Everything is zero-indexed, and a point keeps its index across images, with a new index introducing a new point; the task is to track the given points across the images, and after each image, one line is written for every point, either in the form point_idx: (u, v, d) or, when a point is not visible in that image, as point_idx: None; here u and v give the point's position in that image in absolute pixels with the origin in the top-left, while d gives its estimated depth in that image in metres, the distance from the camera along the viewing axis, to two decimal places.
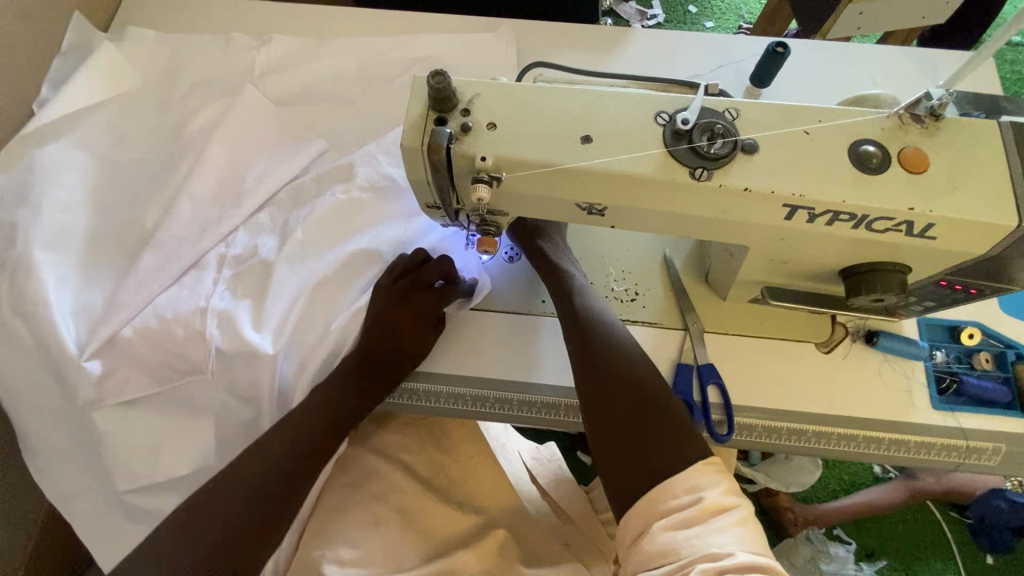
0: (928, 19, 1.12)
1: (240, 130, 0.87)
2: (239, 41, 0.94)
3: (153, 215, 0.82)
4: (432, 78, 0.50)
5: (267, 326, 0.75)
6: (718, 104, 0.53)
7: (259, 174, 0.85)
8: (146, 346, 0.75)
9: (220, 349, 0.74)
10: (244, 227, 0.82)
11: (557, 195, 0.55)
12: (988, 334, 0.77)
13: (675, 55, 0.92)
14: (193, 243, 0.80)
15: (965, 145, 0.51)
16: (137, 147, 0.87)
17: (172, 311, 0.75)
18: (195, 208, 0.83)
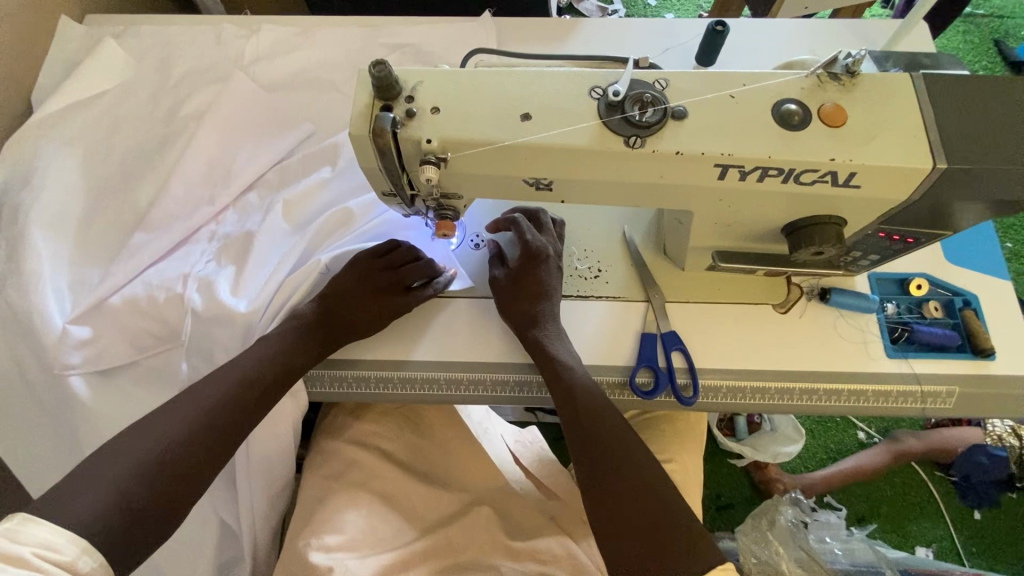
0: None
1: (223, 121, 0.93)
2: (230, 33, 1.02)
3: (145, 196, 0.89)
4: (374, 68, 0.52)
5: (245, 292, 0.81)
6: (647, 75, 0.56)
7: (244, 161, 0.92)
8: (129, 312, 0.80)
9: (197, 310, 0.79)
10: (232, 208, 0.90)
11: (502, 172, 0.57)
12: (936, 284, 0.80)
13: (623, 41, 0.95)
14: (185, 219, 0.88)
15: (880, 98, 0.54)
16: (123, 142, 0.93)
17: (160, 278, 0.82)
18: (186, 187, 0.89)
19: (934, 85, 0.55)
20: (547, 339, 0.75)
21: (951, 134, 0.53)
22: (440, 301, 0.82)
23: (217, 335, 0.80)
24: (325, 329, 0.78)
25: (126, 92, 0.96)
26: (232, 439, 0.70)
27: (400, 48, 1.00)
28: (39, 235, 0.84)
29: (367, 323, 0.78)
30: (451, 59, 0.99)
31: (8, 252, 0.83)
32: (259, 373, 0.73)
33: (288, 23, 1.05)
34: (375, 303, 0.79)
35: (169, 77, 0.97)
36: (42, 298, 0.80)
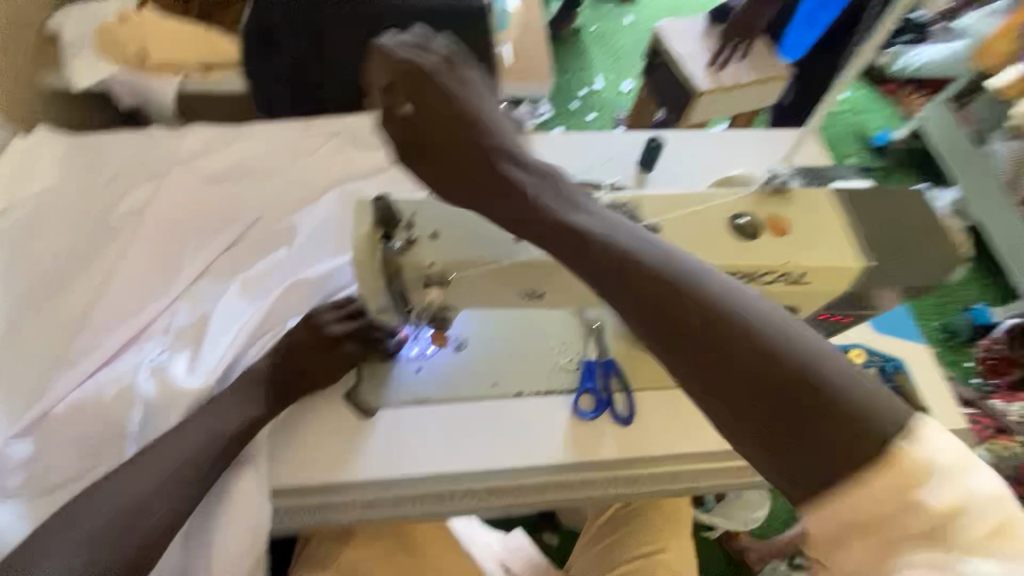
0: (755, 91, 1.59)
1: (164, 221, 0.93)
2: (164, 134, 1.02)
3: (82, 300, 0.86)
4: (376, 204, 0.58)
5: (201, 370, 0.76)
6: (620, 197, 0.63)
7: (190, 254, 0.92)
8: (72, 421, 0.74)
9: (150, 399, 0.73)
10: (183, 297, 0.88)
11: (504, 286, 0.61)
12: (869, 351, 0.91)
13: (573, 151, 1.06)
14: (133, 317, 0.85)
15: (808, 209, 0.65)
16: (56, 250, 0.89)
17: (110, 377, 0.77)
18: (130, 283, 0.88)
19: (849, 197, 0.66)
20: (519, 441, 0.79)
21: (871, 236, 0.64)
22: (427, 408, 0.81)
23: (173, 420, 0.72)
24: (284, 385, 0.75)
25: (69, 204, 0.93)
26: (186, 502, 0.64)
27: (337, 136, 1.06)
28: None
29: (319, 379, 0.77)
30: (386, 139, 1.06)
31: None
32: (223, 426, 0.69)
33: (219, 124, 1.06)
34: (325, 355, 0.77)
35: (105, 182, 0.96)
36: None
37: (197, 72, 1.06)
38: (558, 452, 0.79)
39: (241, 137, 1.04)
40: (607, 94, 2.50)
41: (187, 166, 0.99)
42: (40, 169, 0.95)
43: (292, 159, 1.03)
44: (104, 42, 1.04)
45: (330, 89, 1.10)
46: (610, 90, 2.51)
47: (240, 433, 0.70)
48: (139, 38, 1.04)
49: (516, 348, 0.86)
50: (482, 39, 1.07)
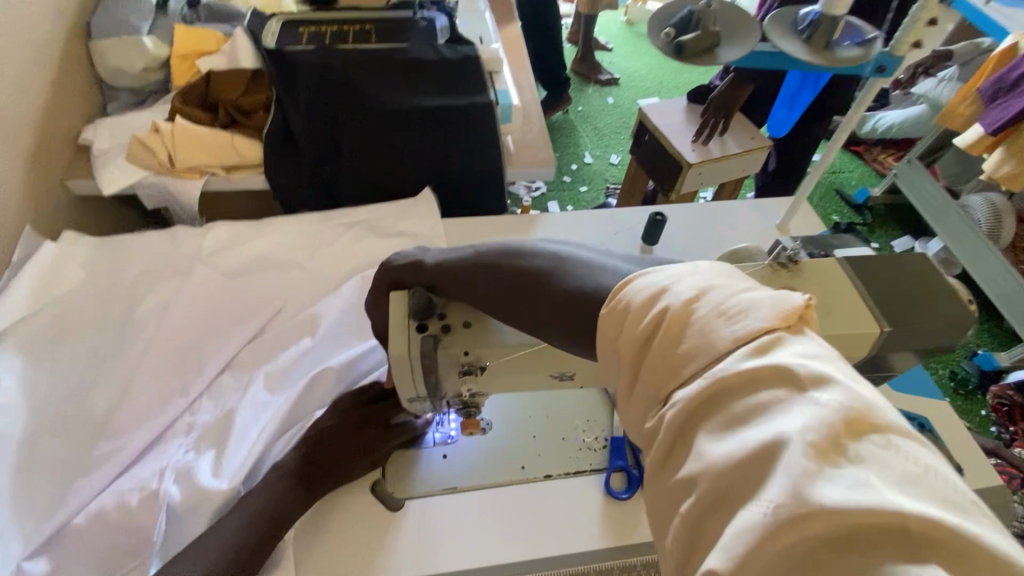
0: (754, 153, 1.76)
1: (190, 317, 0.96)
2: (185, 231, 1.04)
3: (104, 404, 0.86)
4: (413, 295, 0.59)
5: (226, 470, 0.76)
6: None
7: (213, 350, 0.94)
8: (96, 530, 0.74)
9: (174, 504, 0.74)
10: (205, 395, 0.90)
11: (536, 370, 0.62)
12: (892, 410, 0.91)
13: (580, 228, 1.12)
14: (155, 418, 0.86)
15: (820, 278, 0.68)
16: (80, 350, 0.91)
17: (133, 481, 0.78)
18: (154, 382, 0.89)
19: (855, 266, 0.70)
20: (553, 527, 0.76)
21: (882, 301, 0.67)
22: (455, 498, 0.79)
23: (197, 525, 0.73)
24: (310, 481, 0.75)
25: (93, 305, 0.95)
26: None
27: (354, 225, 1.09)
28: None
29: (346, 470, 0.77)
30: (401, 226, 1.10)
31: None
32: (251, 535, 0.69)
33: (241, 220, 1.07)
34: (356, 446, 0.79)
35: (126, 281, 0.98)
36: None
37: (221, 172, 1.13)
38: (594, 538, 0.76)
39: (258, 229, 1.06)
40: (597, 167, 2.65)
41: (208, 260, 1.02)
42: (65, 273, 0.97)
43: (311, 249, 1.06)
44: (134, 149, 1.08)
45: (347, 184, 1.16)
46: (599, 164, 2.67)
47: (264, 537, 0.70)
48: (170, 145, 1.08)
49: (542, 428, 0.85)
50: (488, 132, 1.16)
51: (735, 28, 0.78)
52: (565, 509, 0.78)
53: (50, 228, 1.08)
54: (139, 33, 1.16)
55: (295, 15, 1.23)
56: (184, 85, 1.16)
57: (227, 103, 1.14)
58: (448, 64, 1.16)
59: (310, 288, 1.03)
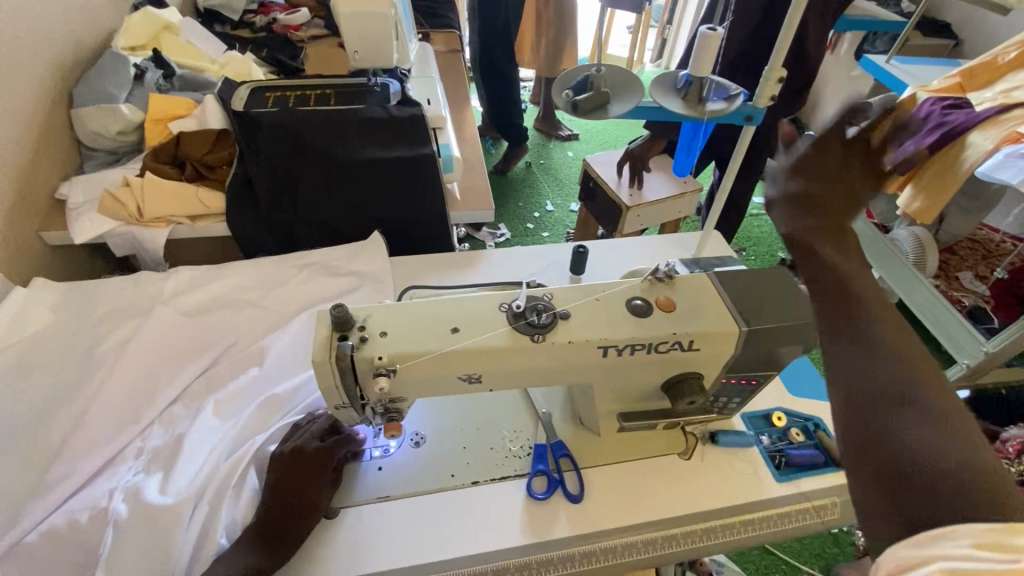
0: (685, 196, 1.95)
1: (147, 352, 1.03)
2: (149, 276, 1.14)
3: (59, 433, 0.92)
4: (335, 310, 0.69)
5: (173, 488, 0.81)
6: (537, 292, 0.77)
7: (166, 380, 1.01)
8: (46, 549, 0.79)
9: (120, 519, 0.77)
10: (156, 422, 0.96)
11: (444, 373, 0.71)
12: (791, 413, 1.01)
13: (514, 262, 1.24)
14: (107, 444, 0.92)
15: (692, 288, 0.80)
16: (41, 385, 0.97)
17: (83, 502, 0.84)
18: (109, 412, 0.95)
19: (723, 279, 0.82)
20: (477, 528, 0.83)
21: (743, 307, 0.79)
22: (387, 505, 0.85)
23: (142, 539, 0.76)
24: (267, 517, 0.77)
25: (57, 344, 1.03)
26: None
27: (307, 266, 1.20)
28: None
29: (303, 499, 0.78)
30: (351, 266, 1.21)
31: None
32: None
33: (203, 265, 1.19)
34: (308, 473, 0.80)
35: (91, 321, 1.06)
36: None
37: (187, 222, 1.24)
38: (514, 537, 0.83)
39: (221, 272, 1.17)
40: (557, 214, 2.83)
41: (169, 300, 1.11)
42: (33, 315, 1.05)
43: (267, 289, 1.16)
44: (105, 202, 1.19)
45: (304, 229, 1.28)
46: (559, 211, 2.85)
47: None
48: (139, 197, 1.19)
49: (471, 439, 0.93)
50: (431, 180, 1.29)
51: (623, 86, 0.91)
52: (489, 510, 0.85)
53: (22, 276, 1.16)
54: (117, 102, 1.30)
55: (262, 83, 1.37)
56: (157, 145, 1.29)
57: (194, 159, 1.26)
58: (394, 122, 1.27)
59: (264, 323, 1.12)
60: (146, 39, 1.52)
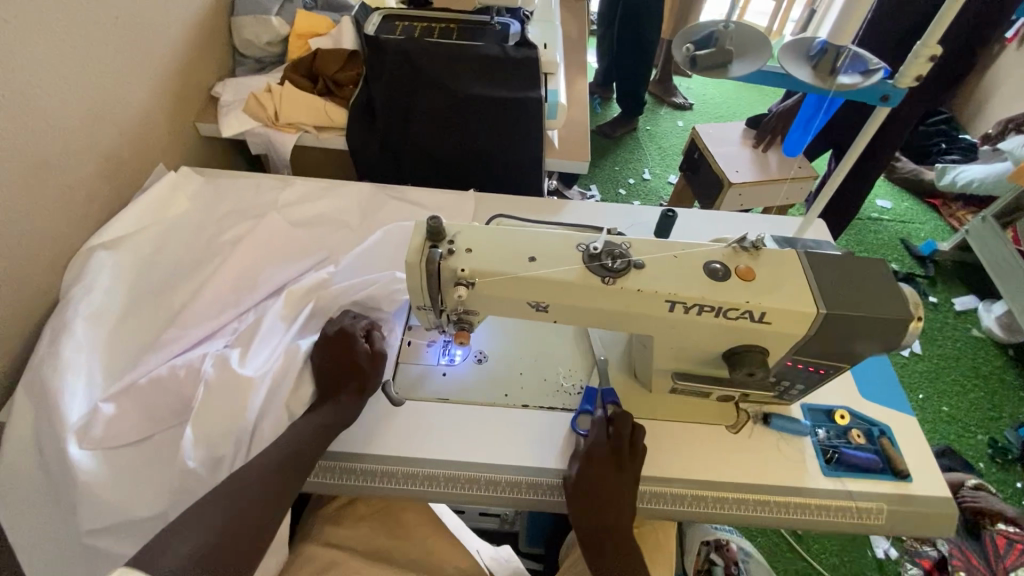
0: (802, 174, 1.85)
1: (262, 245, 1.12)
2: (269, 186, 1.27)
3: (179, 299, 1.04)
4: (431, 220, 0.76)
5: (251, 363, 0.89)
6: (616, 238, 0.79)
7: (270, 271, 1.09)
8: (149, 393, 0.89)
9: (209, 381, 0.86)
10: (253, 310, 1.04)
11: (514, 296, 0.77)
12: (856, 414, 0.97)
13: (601, 216, 1.25)
14: (212, 319, 1.01)
15: (774, 262, 0.79)
16: (176, 254, 1.11)
17: (181, 359, 0.92)
18: (217, 294, 1.04)
19: (812, 259, 0.80)
20: (521, 447, 0.91)
21: (825, 289, 0.77)
22: (444, 406, 0.95)
23: (224, 403, 0.85)
24: (327, 392, 0.91)
25: (196, 218, 1.18)
26: (297, 476, 0.82)
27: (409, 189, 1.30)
28: (82, 328, 0.95)
29: (346, 374, 0.92)
30: (448, 194, 1.29)
31: (50, 338, 0.93)
32: (295, 446, 0.84)
33: (315, 183, 1.30)
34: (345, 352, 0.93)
35: (225, 205, 1.22)
36: (75, 382, 0.89)
37: (313, 130, 1.38)
38: (551, 460, 0.90)
39: (336, 184, 1.31)
40: (653, 184, 2.75)
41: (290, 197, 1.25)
42: (184, 192, 1.22)
43: (370, 200, 1.27)
44: (250, 103, 1.36)
45: (410, 153, 1.38)
46: (656, 181, 2.77)
47: (293, 442, 0.84)
48: (277, 103, 1.36)
49: (527, 367, 0.99)
50: (534, 122, 1.32)
51: (750, 46, 0.87)
52: (534, 433, 0.93)
53: (177, 158, 1.35)
54: (270, 15, 1.45)
55: (394, 11, 1.43)
56: (296, 60, 1.42)
57: (326, 75, 1.39)
58: (510, 60, 1.30)
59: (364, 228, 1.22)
60: None
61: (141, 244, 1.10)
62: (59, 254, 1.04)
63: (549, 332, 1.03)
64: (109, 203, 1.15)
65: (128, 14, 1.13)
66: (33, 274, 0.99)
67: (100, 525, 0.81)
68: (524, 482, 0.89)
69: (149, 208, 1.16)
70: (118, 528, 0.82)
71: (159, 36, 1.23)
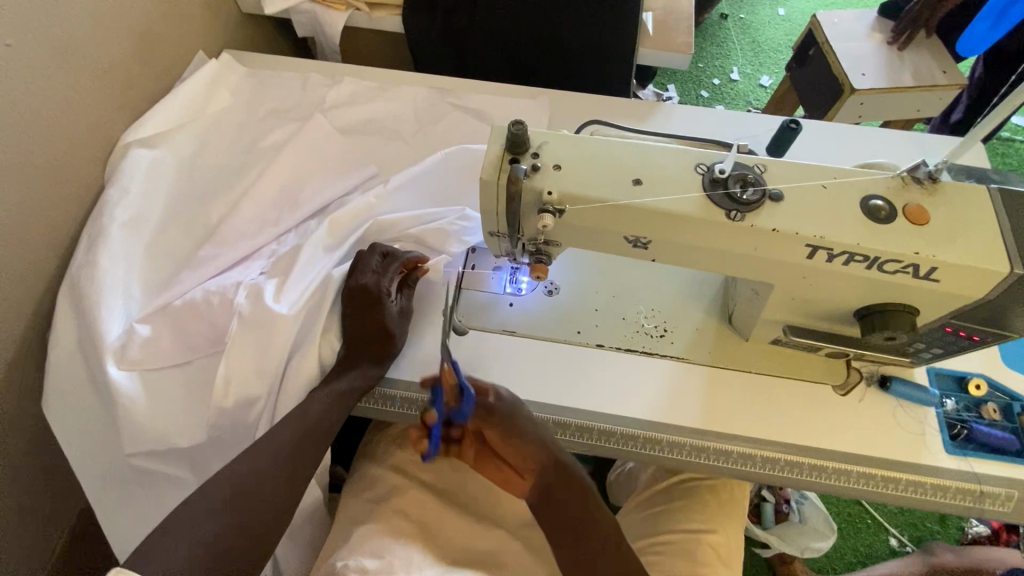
0: (948, 77, 1.51)
1: (307, 150, 1.01)
2: (314, 82, 1.11)
3: (216, 213, 0.95)
4: (513, 126, 0.61)
5: (286, 297, 0.81)
6: (747, 160, 0.62)
7: (313, 188, 0.98)
8: (189, 316, 0.83)
9: (243, 314, 0.81)
10: (294, 230, 0.94)
11: (609, 228, 0.63)
12: (994, 386, 0.82)
13: (701, 125, 1.04)
14: (251, 238, 0.93)
15: (956, 202, 0.60)
16: (220, 154, 1.02)
17: (218, 283, 0.85)
18: (257, 210, 0.95)
19: (1007, 200, 0.60)
20: (593, 390, 0.82)
21: None
22: (512, 339, 0.86)
23: (257, 341, 0.80)
24: (358, 337, 0.82)
25: (241, 114, 1.07)
26: (319, 433, 0.76)
27: (474, 85, 1.12)
28: (117, 236, 0.89)
29: (373, 319, 0.82)
30: (518, 92, 1.10)
31: (87, 245, 0.88)
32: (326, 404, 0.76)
33: (366, 78, 1.13)
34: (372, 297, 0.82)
35: (271, 97, 1.09)
36: (112, 296, 0.85)
37: (365, 8, 1.18)
38: (630, 409, 0.81)
39: (391, 77, 1.14)
40: (741, 85, 2.38)
41: (340, 91, 1.10)
42: (225, 80, 1.09)
43: (429, 97, 1.10)
44: None
45: (475, 39, 1.17)
46: (746, 82, 2.39)
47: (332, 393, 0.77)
48: None
49: (605, 302, 0.88)
50: (626, 2, 1.07)
51: None
52: (608, 377, 0.83)
53: (219, 39, 1.20)
54: None
55: None
56: None
57: None
58: None
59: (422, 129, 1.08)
60: None
61: (186, 140, 1.02)
62: (101, 149, 0.95)
63: (634, 265, 0.90)
64: (149, 91, 1.04)
65: None
66: (78, 170, 0.92)
67: (157, 439, 0.80)
68: (596, 428, 0.80)
69: (191, 99, 1.05)
70: (163, 451, 0.81)
71: None
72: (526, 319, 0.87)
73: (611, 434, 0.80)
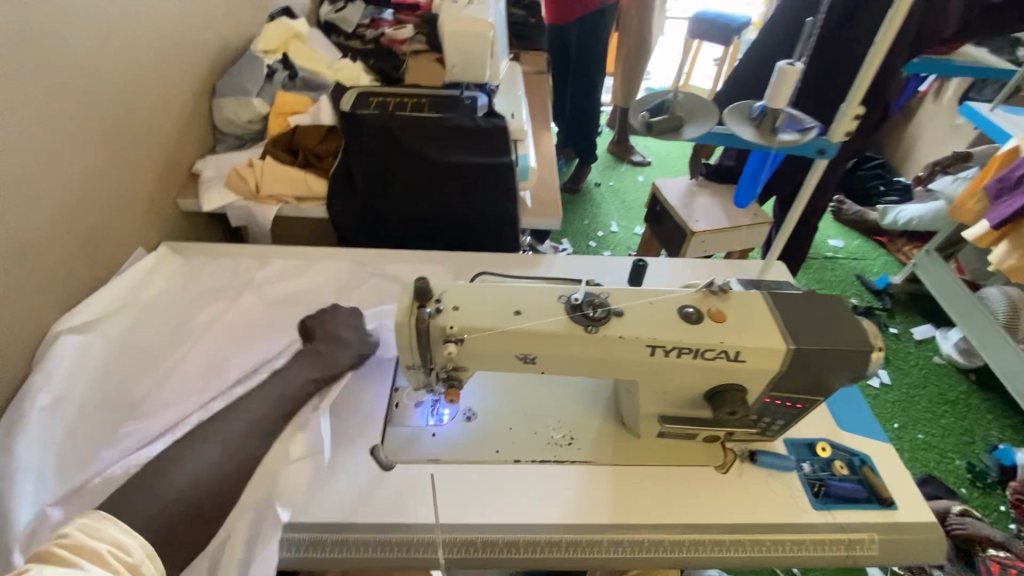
0: (759, 218, 1.98)
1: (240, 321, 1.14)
2: (248, 262, 1.28)
3: (142, 388, 1.01)
4: (418, 281, 0.79)
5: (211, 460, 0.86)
6: (595, 289, 0.83)
7: (241, 356, 1.07)
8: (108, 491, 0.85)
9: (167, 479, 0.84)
10: (219, 398, 0.99)
11: (502, 349, 0.80)
12: (837, 446, 1.00)
13: (576, 268, 1.31)
14: (176, 408, 0.97)
15: (743, 303, 0.84)
16: (154, 332, 1.11)
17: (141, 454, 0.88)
18: (183, 381, 1.02)
19: (776, 298, 0.85)
20: (514, 503, 0.90)
21: (792, 327, 0.82)
22: (437, 466, 0.94)
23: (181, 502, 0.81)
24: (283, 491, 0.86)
25: (177, 294, 1.19)
26: None
27: (390, 254, 1.34)
28: (37, 421, 0.92)
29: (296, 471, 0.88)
30: (428, 255, 1.33)
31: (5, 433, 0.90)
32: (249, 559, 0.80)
33: (296, 255, 1.32)
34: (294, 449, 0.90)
35: (207, 278, 1.23)
36: (24, 483, 0.85)
37: (294, 202, 1.42)
38: (548, 515, 0.89)
39: (318, 253, 1.34)
40: (621, 235, 2.88)
41: (272, 268, 1.27)
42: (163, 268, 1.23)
43: (352, 266, 1.29)
44: (232, 178, 1.40)
45: (389, 219, 1.42)
46: (624, 232, 2.89)
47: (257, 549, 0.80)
48: (259, 177, 1.40)
49: (516, 421, 1.00)
50: (505, 186, 1.40)
51: (698, 113, 0.96)
52: (526, 488, 0.92)
53: (158, 234, 1.36)
54: (252, 96, 1.53)
55: (369, 89, 1.53)
56: (277, 135, 1.48)
57: (307, 149, 1.45)
58: (480, 133, 1.41)
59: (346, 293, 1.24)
60: (277, 45, 1.70)
61: (122, 322, 1.11)
62: (35, 338, 1.02)
63: (537, 385, 1.05)
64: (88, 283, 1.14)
65: (116, 102, 1.17)
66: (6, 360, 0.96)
67: None
68: (520, 540, 0.86)
69: (129, 287, 1.17)
70: None
71: (144, 118, 1.27)
72: (448, 445, 0.96)
73: (536, 543, 0.86)
